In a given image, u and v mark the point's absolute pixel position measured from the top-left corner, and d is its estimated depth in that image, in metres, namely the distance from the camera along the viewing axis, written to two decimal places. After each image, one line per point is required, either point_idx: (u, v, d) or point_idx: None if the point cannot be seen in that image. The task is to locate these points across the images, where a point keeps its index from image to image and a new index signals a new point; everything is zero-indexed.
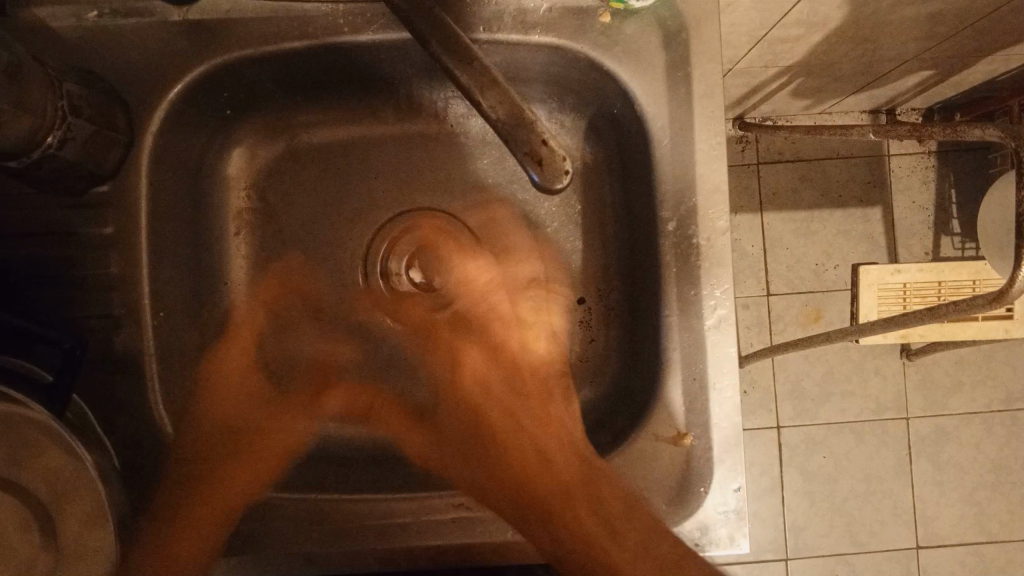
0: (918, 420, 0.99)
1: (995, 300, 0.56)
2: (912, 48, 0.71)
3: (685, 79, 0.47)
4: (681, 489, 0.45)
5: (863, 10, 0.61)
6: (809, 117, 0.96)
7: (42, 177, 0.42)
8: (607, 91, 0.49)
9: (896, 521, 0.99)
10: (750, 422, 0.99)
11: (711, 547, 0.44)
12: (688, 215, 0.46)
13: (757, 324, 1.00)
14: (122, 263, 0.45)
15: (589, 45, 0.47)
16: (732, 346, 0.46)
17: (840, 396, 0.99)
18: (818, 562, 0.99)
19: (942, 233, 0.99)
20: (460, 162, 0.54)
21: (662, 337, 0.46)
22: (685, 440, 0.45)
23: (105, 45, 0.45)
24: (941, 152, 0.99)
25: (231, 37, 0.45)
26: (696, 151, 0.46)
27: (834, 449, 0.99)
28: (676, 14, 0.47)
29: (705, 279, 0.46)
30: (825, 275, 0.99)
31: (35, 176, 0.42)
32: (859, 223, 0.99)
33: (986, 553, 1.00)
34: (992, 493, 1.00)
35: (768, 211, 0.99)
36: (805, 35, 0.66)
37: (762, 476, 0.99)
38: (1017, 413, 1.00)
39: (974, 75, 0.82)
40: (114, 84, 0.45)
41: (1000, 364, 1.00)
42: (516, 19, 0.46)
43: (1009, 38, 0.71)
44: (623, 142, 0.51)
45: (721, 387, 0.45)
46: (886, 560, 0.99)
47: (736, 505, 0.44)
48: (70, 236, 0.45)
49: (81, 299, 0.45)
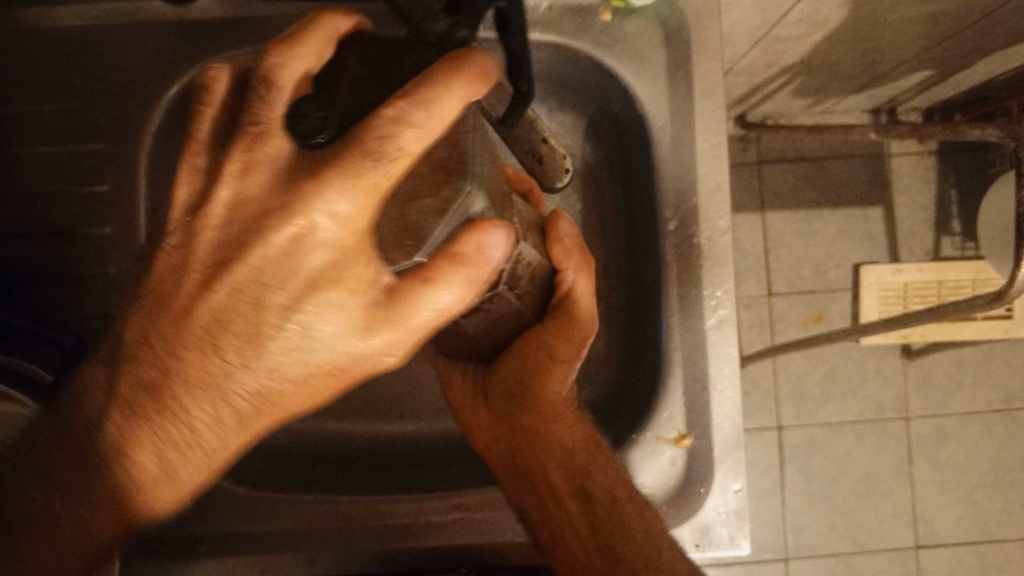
0: (918, 420, 0.99)
1: (994, 301, 0.56)
2: (911, 48, 0.71)
3: (685, 78, 0.47)
4: (681, 490, 0.46)
5: (864, 10, 0.61)
6: (809, 117, 0.95)
7: (361, 69, 0.27)
8: (608, 91, 0.49)
9: (896, 521, 0.99)
10: (750, 422, 0.99)
11: (711, 547, 0.45)
12: (688, 214, 0.47)
13: (758, 324, 0.99)
14: (121, 264, 0.48)
15: (589, 44, 0.47)
16: (731, 346, 0.46)
17: (839, 397, 0.99)
18: (818, 561, 0.98)
19: (942, 234, 0.99)
20: None
21: (662, 337, 0.47)
22: (684, 441, 0.46)
23: (112, 50, 0.47)
24: (941, 152, 0.99)
25: (229, 36, 0.46)
26: (696, 150, 0.46)
27: (834, 449, 0.99)
28: (676, 12, 0.47)
29: (704, 280, 0.47)
30: (826, 275, 0.99)
31: (383, 47, 0.27)
32: (859, 223, 0.99)
33: (985, 553, 1.00)
34: (990, 493, 1.00)
35: (769, 211, 0.99)
36: (806, 35, 0.65)
37: (762, 476, 0.98)
38: (1016, 413, 1.00)
39: (973, 75, 0.82)
40: (87, 84, 0.47)
41: (1000, 363, 1.00)
42: None
43: (1009, 39, 0.70)
44: (625, 140, 0.51)
45: (721, 388, 0.46)
46: (885, 560, 0.99)
47: (736, 506, 0.45)
48: (73, 235, 0.48)
49: (77, 297, 0.49)
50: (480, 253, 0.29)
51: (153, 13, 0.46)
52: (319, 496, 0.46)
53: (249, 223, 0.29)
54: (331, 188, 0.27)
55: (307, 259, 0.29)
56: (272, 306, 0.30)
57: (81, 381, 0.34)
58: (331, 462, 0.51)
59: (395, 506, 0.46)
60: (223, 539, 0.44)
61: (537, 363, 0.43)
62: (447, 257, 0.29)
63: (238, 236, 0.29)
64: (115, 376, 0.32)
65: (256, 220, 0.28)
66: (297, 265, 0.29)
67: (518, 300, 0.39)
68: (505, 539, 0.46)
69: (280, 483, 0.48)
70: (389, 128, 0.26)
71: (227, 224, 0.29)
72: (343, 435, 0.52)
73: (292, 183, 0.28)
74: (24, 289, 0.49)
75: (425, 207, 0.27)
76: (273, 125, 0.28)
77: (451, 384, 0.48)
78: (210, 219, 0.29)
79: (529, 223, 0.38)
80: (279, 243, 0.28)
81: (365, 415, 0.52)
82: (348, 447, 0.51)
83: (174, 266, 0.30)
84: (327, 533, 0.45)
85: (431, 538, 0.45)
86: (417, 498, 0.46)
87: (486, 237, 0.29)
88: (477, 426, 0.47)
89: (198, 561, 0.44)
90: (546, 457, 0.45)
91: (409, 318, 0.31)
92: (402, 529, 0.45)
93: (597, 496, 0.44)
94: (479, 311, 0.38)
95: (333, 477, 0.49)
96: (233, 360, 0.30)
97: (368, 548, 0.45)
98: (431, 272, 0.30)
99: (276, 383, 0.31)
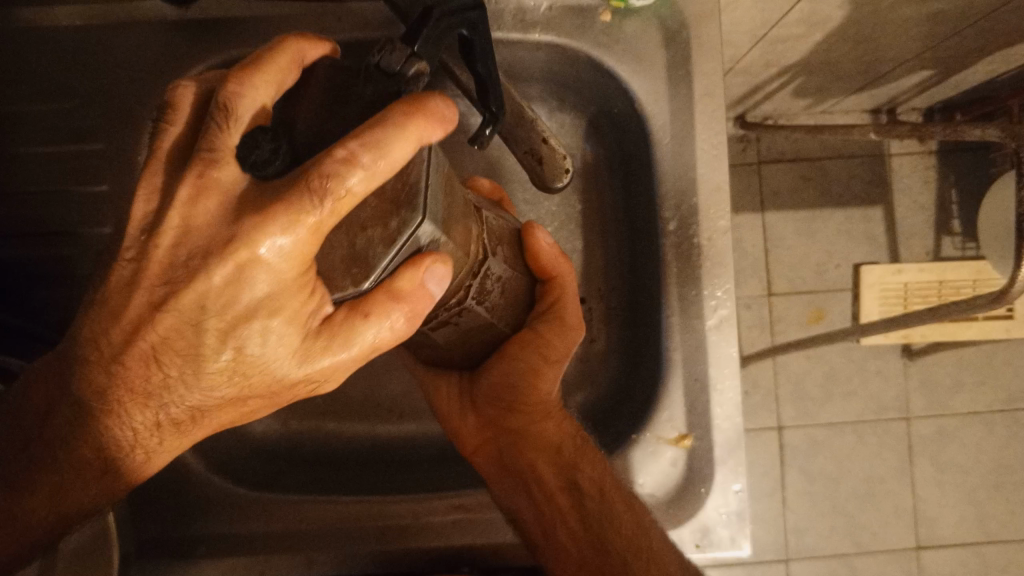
0: (919, 420, 0.99)
1: (994, 300, 0.56)
2: (911, 48, 0.71)
3: (685, 78, 0.47)
4: (682, 491, 0.46)
5: (864, 10, 0.61)
6: (809, 117, 0.95)
7: (322, 98, 0.26)
8: (608, 92, 0.49)
9: (897, 521, 0.99)
10: (750, 422, 0.99)
11: (712, 548, 0.45)
12: (688, 214, 0.47)
13: (758, 324, 0.99)
14: None
15: (589, 45, 0.47)
16: (732, 346, 0.46)
17: (840, 397, 0.99)
18: (819, 562, 0.98)
19: (942, 234, 0.99)
20: (461, 161, 0.54)
21: (663, 337, 0.47)
22: (684, 441, 0.46)
23: (111, 50, 0.47)
24: (942, 152, 0.99)
25: (228, 36, 0.46)
26: (697, 150, 0.46)
27: (835, 449, 0.99)
28: (676, 12, 0.47)
29: (705, 280, 0.47)
30: (826, 275, 0.99)
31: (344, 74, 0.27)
32: (859, 223, 0.99)
33: (987, 554, 1.00)
34: (992, 493, 1.00)
35: (769, 211, 0.99)
36: (806, 35, 0.65)
37: (763, 477, 0.98)
38: (1017, 413, 1.00)
39: (973, 75, 0.82)
40: (86, 84, 0.47)
41: (1001, 363, 1.00)
42: (515, 17, 0.46)
43: (1009, 38, 0.70)
44: (624, 141, 0.51)
45: (722, 388, 0.46)
46: (887, 561, 0.98)
47: (737, 506, 0.45)
48: (71, 235, 0.49)
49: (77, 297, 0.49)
50: (421, 289, 0.29)
51: (153, 14, 0.46)
52: (319, 496, 0.46)
53: (198, 248, 0.27)
54: (272, 221, 0.25)
55: (247, 292, 0.27)
56: (208, 329, 0.28)
57: (36, 368, 0.35)
58: (331, 461, 0.51)
59: (395, 506, 0.45)
60: (223, 539, 0.44)
61: (524, 363, 0.43)
62: (386, 293, 0.29)
63: (183, 261, 0.27)
64: (65, 373, 0.31)
65: (202, 251, 0.27)
66: (237, 294, 0.27)
67: (489, 312, 0.38)
68: (504, 540, 0.46)
69: (280, 483, 0.48)
70: (337, 168, 0.24)
71: (173, 250, 0.27)
72: (344, 435, 0.52)
73: (241, 214, 0.26)
74: (26, 290, 0.50)
75: (373, 234, 0.26)
76: (228, 154, 0.27)
77: (434, 391, 0.47)
78: (162, 239, 0.27)
79: (501, 235, 0.38)
80: (219, 275, 0.26)
81: (366, 415, 0.52)
82: (348, 448, 0.51)
83: (126, 280, 0.28)
84: (326, 533, 0.45)
85: (431, 539, 0.45)
86: (417, 499, 0.46)
87: (425, 275, 0.28)
88: (463, 430, 0.46)
89: (197, 562, 0.44)
90: (536, 455, 0.45)
91: (344, 350, 0.30)
92: (402, 530, 0.45)
93: (586, 492, 0.44)
94: (448, 325, 0.37)
95: (333, 476, 0.49)
96: (175, 371, 0.29)
97: (368, 548, 0.45)
98: (367, 305, 0.29)
99: (215, 398, 0.31)
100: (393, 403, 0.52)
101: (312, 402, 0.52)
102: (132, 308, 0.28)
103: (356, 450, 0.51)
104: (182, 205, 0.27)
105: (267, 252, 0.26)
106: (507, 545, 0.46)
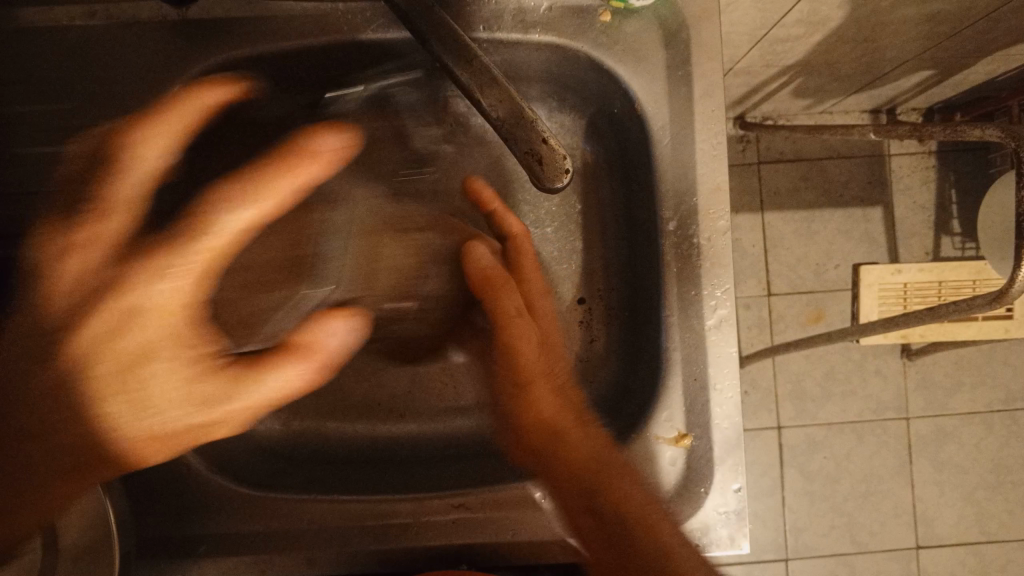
0: (918, 420, 0.99)
1: (994, 301, 0.56)
2: (911, 48, 0.71)
3: (685, 78, 0.47)
4: (682, 490, 0.46)
5: (864, 10, 0.61)
6: (809, 117, 0.95)
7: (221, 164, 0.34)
8: (608, 92, 0.49)
9: (896, 521, 0.99)
10: (750, 422, 0.99)
11: (713, 547, 0.45)
12: (688, 215, 0.47)
13: (757, 324, 0.99)
14: None
15: (589, 45, 0.47)
16: (732, 346, 0.46)
17: (839, 397, 0.99)
18: (817, 561, 0.98)
19: (942, 234, 0.99)
20: (461, 160, 0.55)
21: (662, 337, 0.47)
22: (684, 440, 0.46)
23: (112, 50, 0.47)
24: (941, 152, 0.99)
25: (228, 36, 0.46)
26: (696, 151, 0.47)
27: (834, 449, 0.99)
28: (676, 13, 0.47)
29: (705, 280, 0.47)
30: (825, 275, 0.99)
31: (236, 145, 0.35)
32: (859, 223, 0.99)
33: (986, 553, 1.00)
34: (991, 493, 1.00)
35: (768, 211, 0.99)
36: (805, 35, 0.65)
37: (762, 476, 0.99)
38: (1016, 413, 1.00)
39: (973, 75, 0.82)
40: (85, 84, 0.47)
41: (1000, 363, 1.00)
42: (515, 18, 0.46)
43: (1009, 38, 0.70)
44: (624, 141, 0.51)
45: (722, 388, 0.46)
46: (886, 560, 0.99)
47: (736, 506, 0.45)
48: None
49: None
50: (329, 333, 0.33)
51: (157, 17, 0.47)
52: (320, 494, 0.46)
53: (104, 286, 0.32)
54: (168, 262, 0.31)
55: (147, 327, 0.31)
56: (109, 358, 0.31)
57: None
58: (332, 460, 0.51)
59: (395, 505, 0.46)
60: (225, 538, 0.45)
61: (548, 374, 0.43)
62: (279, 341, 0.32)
63: (107, 290, 0.31)
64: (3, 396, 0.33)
65: (104, 289, 0.31)
66: (142, 331, 0.31)
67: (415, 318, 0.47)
68: (505, 539, 0.46)
69: (282, 481, 0.48)
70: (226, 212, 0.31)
71: (83, 287, 0.32)
72: (345, 433, 0.52)
73: (140, 258, 0.31)
74: None
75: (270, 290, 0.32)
76: (117, 208, 0.32)
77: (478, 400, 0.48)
78: (72, 279, 0.32)
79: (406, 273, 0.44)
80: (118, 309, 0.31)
81: (366, 414, 0.53)
82: (349, 446, 0.52)
83: (35, 318, 0.32)
84: (327, 532, 0.45)
85: (431, 537, 0.45)
86: (416, 498, 0.46)
87: (327, 322, 0.33)
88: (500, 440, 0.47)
89: (199, 561, 0.44)
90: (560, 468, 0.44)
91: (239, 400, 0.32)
92: (402, 528, 0.45)
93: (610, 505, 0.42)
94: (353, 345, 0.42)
95: (334, 474, 0.50)
96: (82, 402, 0.32)
97: (367, 546, 0.45)
98: (278, 352, 0.32)
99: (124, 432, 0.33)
100: (394, 402, 0.53)
101: (314, 401, 0.52)
102: (47, 338, 0.32)
103: (357, 449, 0.52)
104: (87, 254, 0.32)
105: (161, 292, 0.31)
106: (512, 543, 0.46)
